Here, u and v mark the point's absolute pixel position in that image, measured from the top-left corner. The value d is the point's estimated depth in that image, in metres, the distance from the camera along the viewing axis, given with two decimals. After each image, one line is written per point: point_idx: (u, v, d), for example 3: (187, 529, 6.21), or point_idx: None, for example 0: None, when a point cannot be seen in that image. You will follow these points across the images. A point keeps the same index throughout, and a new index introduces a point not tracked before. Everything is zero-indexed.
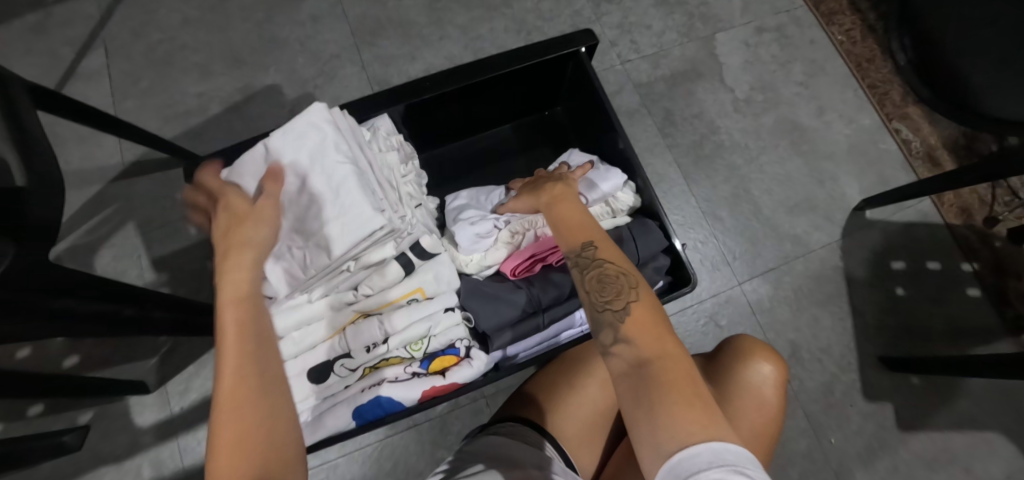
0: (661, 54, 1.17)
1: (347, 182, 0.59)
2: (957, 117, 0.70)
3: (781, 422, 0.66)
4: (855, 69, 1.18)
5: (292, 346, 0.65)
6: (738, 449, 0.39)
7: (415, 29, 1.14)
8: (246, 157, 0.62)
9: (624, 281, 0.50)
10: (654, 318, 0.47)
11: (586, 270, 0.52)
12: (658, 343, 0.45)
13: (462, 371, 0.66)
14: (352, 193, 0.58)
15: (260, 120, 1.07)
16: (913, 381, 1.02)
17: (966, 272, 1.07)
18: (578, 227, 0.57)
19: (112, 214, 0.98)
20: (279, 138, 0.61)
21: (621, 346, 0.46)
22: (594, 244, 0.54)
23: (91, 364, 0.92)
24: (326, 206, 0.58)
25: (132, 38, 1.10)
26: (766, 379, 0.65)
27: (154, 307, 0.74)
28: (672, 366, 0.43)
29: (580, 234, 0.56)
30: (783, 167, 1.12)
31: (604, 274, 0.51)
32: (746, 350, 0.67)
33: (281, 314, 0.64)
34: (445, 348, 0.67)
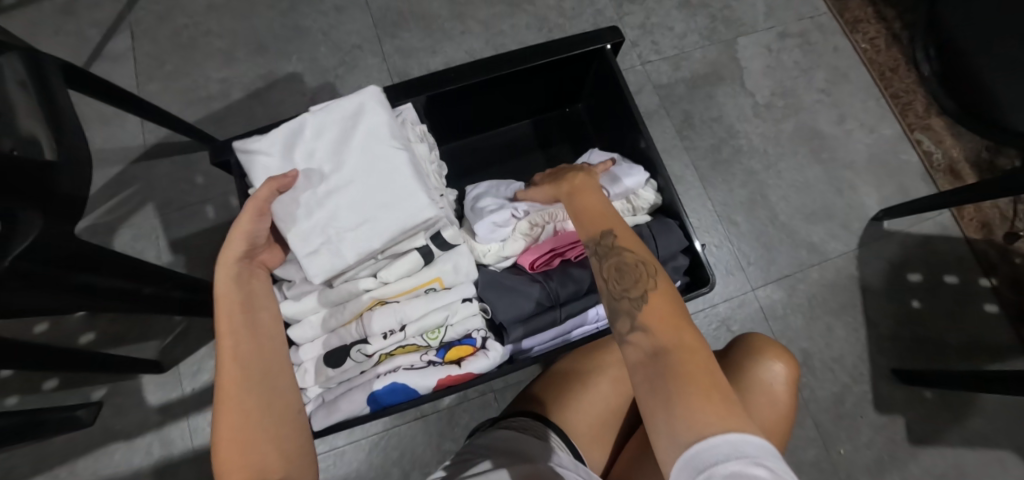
0: (682, 56, 1.17)
1: (401, 171, 0.62)
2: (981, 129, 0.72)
3: (792, 420, 0.66)
4: (878, 78, 1.17)
5: (309, 330, 0.66)
6: (759, 442, 0.38)
7: (437, 22, 1.15)
8: (291, 140, 0.64)
9: (642, 270, 0.51)
10: (670, 307, 0.48)
11: (605, 258, 0.53)
12: (676, 333, 0.45)
13: (477, 361, 0.66)
14: (404, 182, 0.62)
15: (281, 107, 1.08)
16: (926, 395, 1.01)
17: (984, 288, 1.06)
18: (598, 217, 0.58)
19: (133, 194, 1.00)
20: (334, 124, 0.64)
21: (637, 334, 0.47)
22: (613, 233, 0.55)
23: (106, 341, 0.93)
24: (377, 194, 0.62)
25: (159, 22, 1.11)
26: (778, 377, 0.65)
27: (170, 287, 0.75)
28: (690, 354, 0.43)
29: (599, 225, 0.57)
30: (802, 174, 1.11)
31: (623, 262, 0.52)
32: (758, 348, 0.67)
33: (300, 298, 0.65)
34: (462, 337, 0.67)
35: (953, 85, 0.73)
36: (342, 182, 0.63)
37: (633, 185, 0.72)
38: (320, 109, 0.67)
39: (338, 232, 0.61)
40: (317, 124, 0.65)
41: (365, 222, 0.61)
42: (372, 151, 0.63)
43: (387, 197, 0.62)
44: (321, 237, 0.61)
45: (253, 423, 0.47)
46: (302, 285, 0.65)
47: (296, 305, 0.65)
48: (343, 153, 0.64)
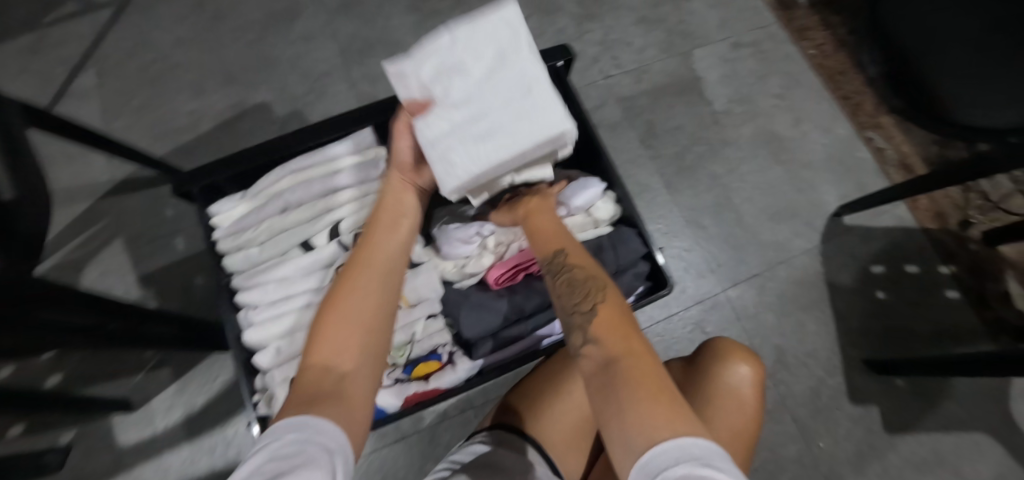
0: (642, 69, 1.21)
1: (540, 80, 0.55)
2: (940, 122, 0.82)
3: (761, 419, 0.67)
4: (828, 81, 1.23)
5: (276, 355, 0.64)
6: (706, 443, 0.40)
7: (403, 48, 1.17)
8: (427, 49, 0.58)
9: (592, 284, 0.56)
10: (620, 319, 0.52)
11: (557, 275, 0.59)
12: (624, 343, 0.49)
13: (445, 376, 0.68)
14: (544, 87, 0.55)
15: (251, 137, 1.09)
16: (898, 383, 1.03)
17: (944, 275, 1.10)
18: (551, 237, 0.63)
19: (101, 230, 0.99)
20: (469, 30, 0.57)
21: (590, 347, 0.51)
22: (565, 251, 0.60)
23: (74, 382, 0.91)
24: (517, 101, 0.55)
25: (125, 58, 1.12)
26: (745, 379, 0.66)
27: (141, 323, 0.73)
28: (638, 360, 0.47)
29: (552, 245, 0.62)
30: (764, 176, 1.15)
31: (573, 278, 0.57)
32: (723, 352, 0.68)
33: (266, 323, 0.65)
34: (428, 353, 0.70)
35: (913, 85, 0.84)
36: (476, 91, 0.56)
37: (590, 201, 0.74)
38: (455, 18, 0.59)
39: (474, 138, 0.55)
40: (452, 29, 0.58)
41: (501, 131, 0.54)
42: (512, 59, 0.56)
43: (523, 104, 0.55)
44: (453, 142, 0.55)
45: (355, 321, 0.52)
46: (267, 311, 0.65)
47: (262, 333, 0.65)
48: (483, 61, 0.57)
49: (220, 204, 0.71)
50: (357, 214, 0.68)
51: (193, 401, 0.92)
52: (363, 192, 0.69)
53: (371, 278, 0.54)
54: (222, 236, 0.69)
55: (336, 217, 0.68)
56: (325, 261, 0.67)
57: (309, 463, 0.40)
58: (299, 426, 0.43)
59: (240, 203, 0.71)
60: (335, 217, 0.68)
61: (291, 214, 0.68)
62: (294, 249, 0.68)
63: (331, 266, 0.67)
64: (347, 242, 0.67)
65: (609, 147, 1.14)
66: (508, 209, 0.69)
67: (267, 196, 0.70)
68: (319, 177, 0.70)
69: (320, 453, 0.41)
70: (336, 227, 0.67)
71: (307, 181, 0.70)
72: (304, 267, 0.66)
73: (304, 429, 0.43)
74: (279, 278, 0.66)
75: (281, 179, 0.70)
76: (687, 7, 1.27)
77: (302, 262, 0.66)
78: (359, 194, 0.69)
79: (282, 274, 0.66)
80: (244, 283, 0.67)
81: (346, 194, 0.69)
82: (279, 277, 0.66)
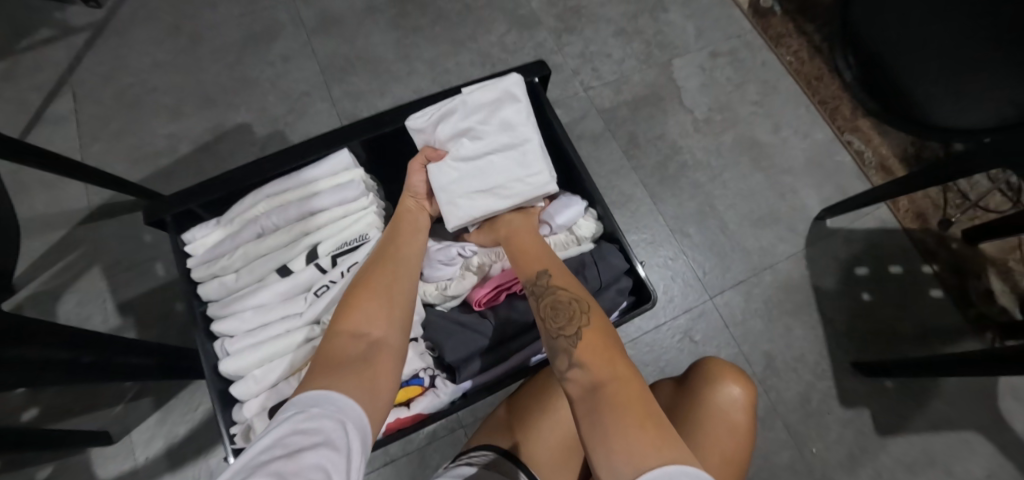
0: (622, 80, 1.22)
1: (533, 148, 0.70)
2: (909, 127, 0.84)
3: (752, 441, 0.66)
4: (805, 87, 1.24)
5: (254, 384, 0.63)
6: (693, 471, 0.42)
7: (383, 65, 1.17)
8: (443, 110, 0.70)
9: (576, 306, 0.57)
10: (605, 343, 0.53)
11: (542, 297, 0.59)
12: (610, 367, 0.50)
13: (426, 401, 0.66)
14: (536, 153, 0.70)
15: (231, 158, 1.08)
16: (887, 385, 1.04)
17: (927, 274, 1.11)
18: (534, 260, 0.65)
19: (78, 258, 0.97)
20: (479, 101, 0.70)
21: (575, 371, 0.52)
22: (548, 274, 0.62)
23: (52, 415, 0.89)
24: (514, 163, 0.70)
25: (102, 83, 1.11)
26: (736, 400, 0.66)
27: (113, 354, 0.71)
28: (623, 386, 0.48)
29: (535, 267, 0.64)
30: (745, 182, 1.16)
31: (558, 300, 0.58)
32: (714, 372, 0.68)
33: (242, 353, 0.64)
34: (409, 378, 0.67)
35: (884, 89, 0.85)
36: (481, 152, 0.71)
37: (572, 219, 0.75)
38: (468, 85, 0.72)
39: (476, 189, 0.70)
40: (467, 98, 0.70)
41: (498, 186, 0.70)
42: (508, 124, 0.70)
43: (518, 167, 0.70)
44: (458, 192, 0.70)
45: (381, 302, 0.59)
46: (244, 339, 0.65)
47: (237, 361, 0.64)
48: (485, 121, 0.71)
49: (194, 231, 0.71)
50: (334, 237, 0.69)
51: (176, 430, 0.91)
52: (339, 215, 0.71)
53: (392, 269, 0.63)
54: (196, 264, 0.70)
55: (313, 240, 0.69)
56: (303, 285, 0.68)
57: (328, 442, 0.44)
58: (319, 400, 0.47)
59: (215, 229, 0.71)
60: (311, 242, 0.69)
61: (267, 239, 0.70)
62: (271, 274, 0.69)
63: (309, 289, 0.69)
64: (324, 265, 0.68)
65: (591, 158, 1.15)
66: (489, 230, 0.72)
67: (243, 222, 0.71)
68: (294, 201, 0.71)
69: (335, 434, 0.45)
70: (313, 251, 0.69)
71: (283, 206, 0.70)
72: (282, 292, 0.68)
73: (323, 404, 0.47)
74: (257, 305, 0.67)
75: (256, 203, 0.71)
76: (664, 17, 1.29)
77: (280, 287, 0.68)
78: (335, 217, 0.71)
79: (260, 300, 0.67)
80: (219, 312, 0.67)
81: (322, 217, 0.70)
82: (256, 303, 0.67)
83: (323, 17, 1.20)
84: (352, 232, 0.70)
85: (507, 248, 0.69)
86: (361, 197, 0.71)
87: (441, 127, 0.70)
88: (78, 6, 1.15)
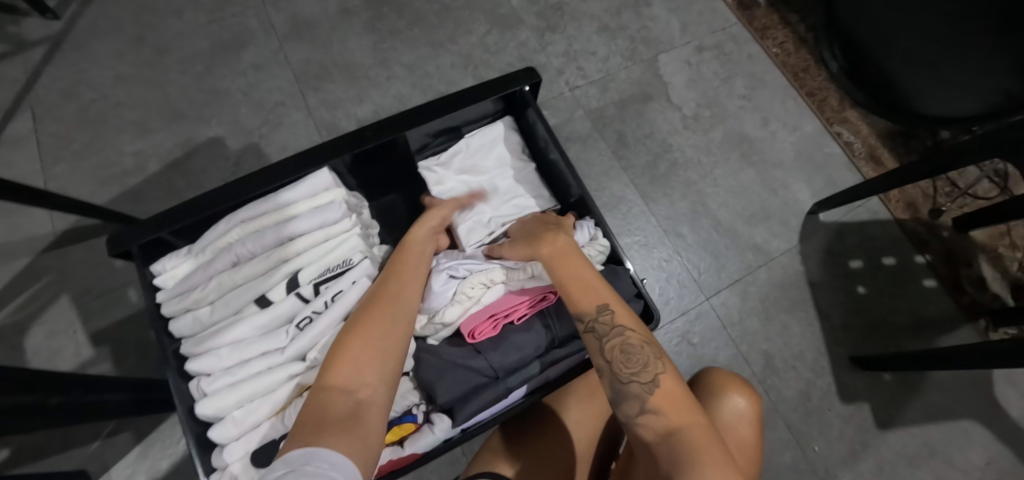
0: (608, 78, 1.19)
1: (531, 178, 0.81)
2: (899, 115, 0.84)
3: (761, 455, 0.65)
4: (793, 79, 1.23)
5: (234, 426, 0.60)
6: None
7: (361, 70, 1.13)
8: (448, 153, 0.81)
9: (648, 349, 0.54)
10: (680, 390, 0.50)
11: (606, 338, 0.55)
12: (686, 416, 0.48)
13: (420, 439, 0.63)
14: (532, 181, 0.80)
15: (204, 175, 1.03)
16: (886, 378, 1.03)
17: (920, 264, 1.10)
18: (588, 290, 0.59)
19: (44, 287, 0.92)
20: (478, 141, 0.80)
21: (650, 418, 0.49)
22: (609, 308, 0.57)
23: (22, 456, 0.84)
24: (514, 189, 0.79)
25: (62, 100, 1.05)
26: (741, 413, 0.65)
27: (84, 392, 0.67)
28: (705, 435, 0.46)
29: (592, 300, 0.58)
30: (736, 178, 1.14)
31: (627, 342, 0.54)
32: (718, 385, 0.67)
33: (218, 393, 0.60)
34: (402, 415, 0.65)
35: (875, 87, 0.84)
36: (487, 182, 0.79)
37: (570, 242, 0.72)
38: (467, 132, 0.83)
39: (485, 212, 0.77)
40: (469, 141, 0.81)
41: (505, 208, 0.78)
42: (503, 150, 0.81)
43: (518, 191, 0.79)
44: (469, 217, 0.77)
45: (378, 339, 0.55)
46: (221, 378, 0.61)
47: (213, 402, 0.60)
48: (484, 150, 0.80)
49: (163, 262, 0.67)
50: (315, 264, 0.66)
51: (160, 463, 0.87)
52: (320, 239, 0.68)
53: (393, 310, 0.58)
54: (166, 298, 0.66)
55: (292, 267, 0.66)
56: (283, 317, 0.65)
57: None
58: (312, 456, 0.44)
59: (187, 259, 0.67)
60: (291, 269, 0.66)
61: (242, 268, 0.66)
62: (249, 306, 0.65)
63: (290, 321, 0.65)
64: (306, 294, 0.65)
65: (580, 160, 1.12)
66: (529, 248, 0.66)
67: (215, 251, 0.67)
68: (271, 226, 0.67)
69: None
70: (294, 279, 0.65)
71: (258, 231, 0.67)
72: (261, 326, 0.64)
73: (315, 462, 0.44)
74: (234, 340, 0.64)
75: (229, 230, 0.67)
76: (648, 12, 1.26)
77: (259, 321, 0.64)
78: (316, 241, 0.67)
79: (237, 335, 0.63)
80: (194, 350, 0.63)
81: (301, 242, 0.67)
82: (233, 339, 0.63)
83: (296, 22, 1.15)
84: (335, 257, 0.67)
85: (548, 269, 0.63)
86: (343, 219, 0.69)
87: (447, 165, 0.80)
88: (33, 17, 1.09)
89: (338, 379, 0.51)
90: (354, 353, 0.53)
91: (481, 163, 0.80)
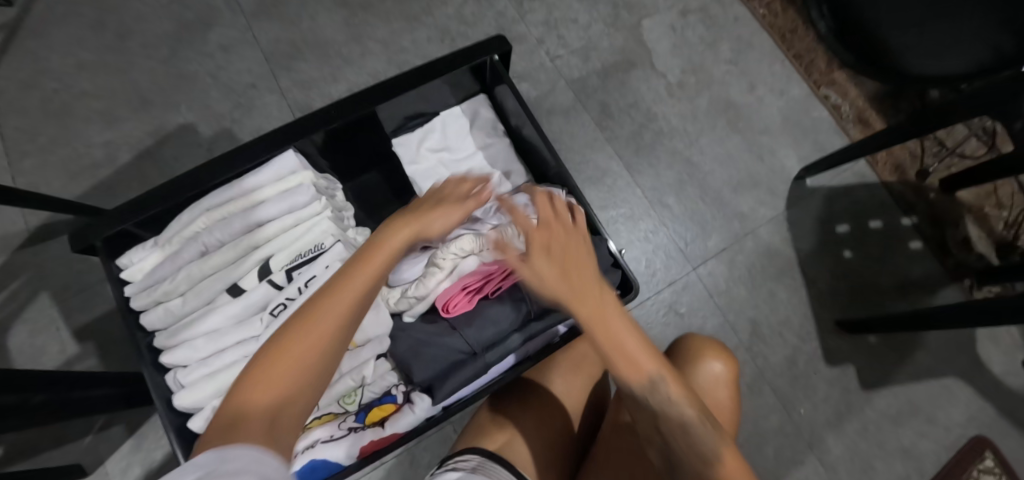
0: (590, 47, 1.16)
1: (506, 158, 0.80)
2: (884, 74, 0.80)
3: (738, 415, 0.66)
4: (780, 42, 1.20)
5: None
6: None
7: (334, 48, 1.09)
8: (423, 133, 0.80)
9: (708, 429, 0.44)
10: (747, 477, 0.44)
11: (660, 412, 0.44)
12: None
13: (400, 418, 0.65)
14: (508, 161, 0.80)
15: (177, 163, 1.01)
16: (871, 340, 1.04)
17: (906, 226, 1.10)
18: (633, 347, 0.43)
19: (22, 286, 0.90)
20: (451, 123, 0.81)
21: None
22: (663, 376, 0.44)
23: (14, 454, 0.85)
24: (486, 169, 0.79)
25: (23, 91, 1.01)
26: (717, 376, 0.65)
27: (69, 388, 0.67)
28: None
29: (638, 360, 0.44)
30: (722, 146, 1.13)
31: (688, 424, 0.44)
32: (694, 350, 0.67)
33: (196, 385, 0.60)
34: (382, 396, 0.68)
35: (861, 44, 0.80)
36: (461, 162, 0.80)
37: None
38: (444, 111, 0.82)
39: None
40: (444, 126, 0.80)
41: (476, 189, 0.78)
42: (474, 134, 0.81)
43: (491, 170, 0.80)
44: None
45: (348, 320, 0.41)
46: (197, 370, 0.61)
47: (191, 394, 0.60)
48: (459, 130, 0.81)
49: (130, 255, 0.66)
50: (287, 250, 0.65)
51: (154, 453, 0.88)
52: (290, 223, 0.66)
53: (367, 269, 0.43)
54: (136, 291, 0.65)
55: (263, 254, 0.65)
56: (257, 305, 0.64)
57: None
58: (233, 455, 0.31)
59: (153, 251, 0.66)
60: (262, 256, 0.65)
61: (211, 257, 0.65)
62: (221, 295, 0.64)
63: (264, 309, 0.64)
64: (278, 281, 0.64)
65: (563, 132, 1.10)
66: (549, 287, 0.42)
67: (182, 241, 0.66)
68: (237, 213, 0.66)
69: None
70: (265, 266, 0.65)
71: (225, 219, 0.66)
72: (234, 315, 0.63)
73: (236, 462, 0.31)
74: (208, 331, 0.63)
75: (195, 219, 0.66)
76: None
77: (231, 310, 0.63)
78: (285, 226, 0.66)
79: (210, 326, 0.63)
80: (168, 342, 0.63)
81: (270, 228, 0.66)
82: (207, 330, 0.63)
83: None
84: (307, 242, 0.66)
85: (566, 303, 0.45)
86: (312, 202, 0.67)
87: (423, 147, 0.80)
88: None
89: (260, 403, 0.36)
90: (312, 330, 0.38)
91: (456, 142, 0.80)
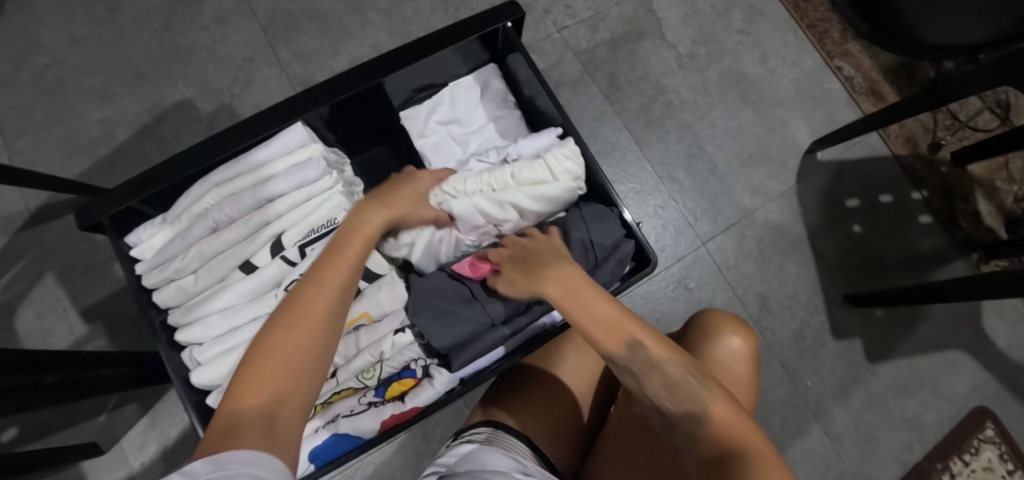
0: (598, 17, 1.12)
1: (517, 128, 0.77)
2: (902, 46, 0.78)
3: (755, 390, 0.66)
4: (793, 11, 1.17)
5: None
6: None
7: (334, 19, 1.05)
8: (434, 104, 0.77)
9: (695, 379, 0.47)
10: (736, 413, 0.46)
11: (645, 377, 0.48)
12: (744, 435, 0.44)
13: (422, 392, 0.64)
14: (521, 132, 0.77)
15: (177, 140, 0.98)
16: (878, 314, 1.05)
17: (916, 200, 1.09)
18: (608, 323, 0.50)
19: (25, 267, 0.89)
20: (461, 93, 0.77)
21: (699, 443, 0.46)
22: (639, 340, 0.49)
23: (29, 435, 0.85)
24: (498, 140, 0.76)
25: (13, 67, 0.97)
26: (736, 352, 0.65)
27: (81, 367, 0.67)
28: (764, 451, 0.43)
29: (616, 330, 0.50)
30: (733, 120, 1.11)
31: (670, 379, 0.48)
32: (713, 326, 0.66)
33: (213, 362, 0.59)
34: (401, 371, 0.66)
35: (876, 15, 0.78)
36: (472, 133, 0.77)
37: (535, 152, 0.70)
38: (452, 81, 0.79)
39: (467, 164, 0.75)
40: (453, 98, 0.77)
41: None
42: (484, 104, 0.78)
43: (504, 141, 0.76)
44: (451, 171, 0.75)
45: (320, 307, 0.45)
46: (213, 347, 0.61)
47: (208, 371, 0.60)
48: (468, 101, 0.77)
49: (139, 233, 0.65)
50: (299, 225, 0.63)
51: (168, 431, 0.88)
52: (301, 198, 0.64)
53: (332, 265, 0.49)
54: (147, 269, 0.64)
55: (275, 230, 0.63)
56: (271, 282, 0.63)
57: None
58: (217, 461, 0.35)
59: (163, 229, 0.65)
60: (274, 232, 0.63)
61: (222, 234, 0.63)
62: (233, 272, 0.64)
63: (278, 285, 0.63)
64: (291, 256, 0.63)
65: (571, 106, 1.08)
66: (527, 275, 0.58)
67: (192, 218, 0.65)
68: (247, 188, 0.65)
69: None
70: (277, 242, 0.63)
71: (234, 195, 0.64)
72: (247, 291, 0.63)
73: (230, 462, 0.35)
74: (222, 308, 0.62)
75: (204, 196, 0.65)
76: None
77: (245, 287, 0.62)
78: (296, 201, 0.64)
79: (224, 302, 0.62)
80: (182, 320, 0.62)
81: (281, 203, 0.64)
82: (220, 307, 0.62)
83: None
84: (319, 217, 0.64)
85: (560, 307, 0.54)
86: (323, 176, 0.65)
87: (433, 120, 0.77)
88: None
89: (245, 401, 0.39)
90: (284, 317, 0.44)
91: (466, 115, 0.77)
